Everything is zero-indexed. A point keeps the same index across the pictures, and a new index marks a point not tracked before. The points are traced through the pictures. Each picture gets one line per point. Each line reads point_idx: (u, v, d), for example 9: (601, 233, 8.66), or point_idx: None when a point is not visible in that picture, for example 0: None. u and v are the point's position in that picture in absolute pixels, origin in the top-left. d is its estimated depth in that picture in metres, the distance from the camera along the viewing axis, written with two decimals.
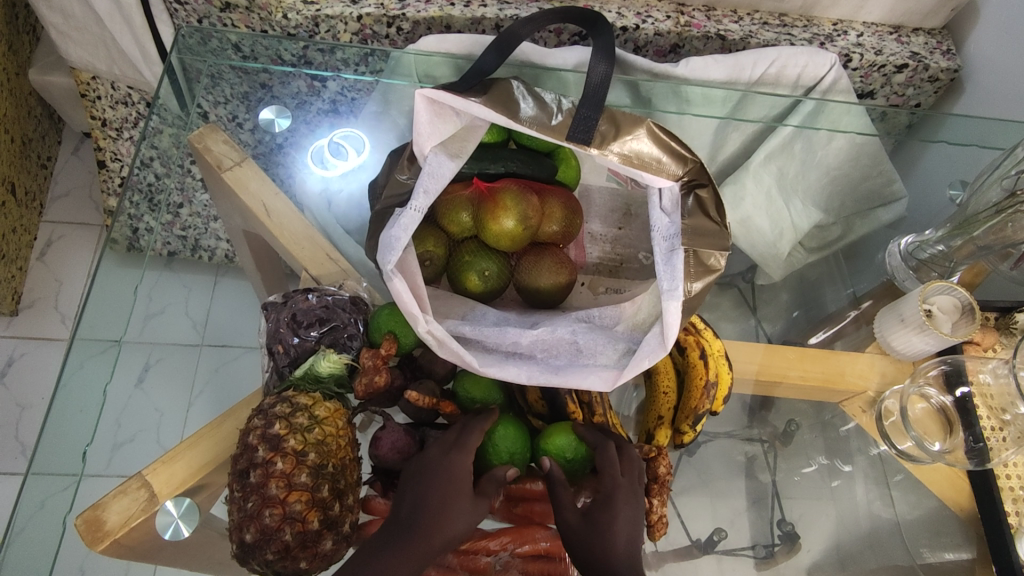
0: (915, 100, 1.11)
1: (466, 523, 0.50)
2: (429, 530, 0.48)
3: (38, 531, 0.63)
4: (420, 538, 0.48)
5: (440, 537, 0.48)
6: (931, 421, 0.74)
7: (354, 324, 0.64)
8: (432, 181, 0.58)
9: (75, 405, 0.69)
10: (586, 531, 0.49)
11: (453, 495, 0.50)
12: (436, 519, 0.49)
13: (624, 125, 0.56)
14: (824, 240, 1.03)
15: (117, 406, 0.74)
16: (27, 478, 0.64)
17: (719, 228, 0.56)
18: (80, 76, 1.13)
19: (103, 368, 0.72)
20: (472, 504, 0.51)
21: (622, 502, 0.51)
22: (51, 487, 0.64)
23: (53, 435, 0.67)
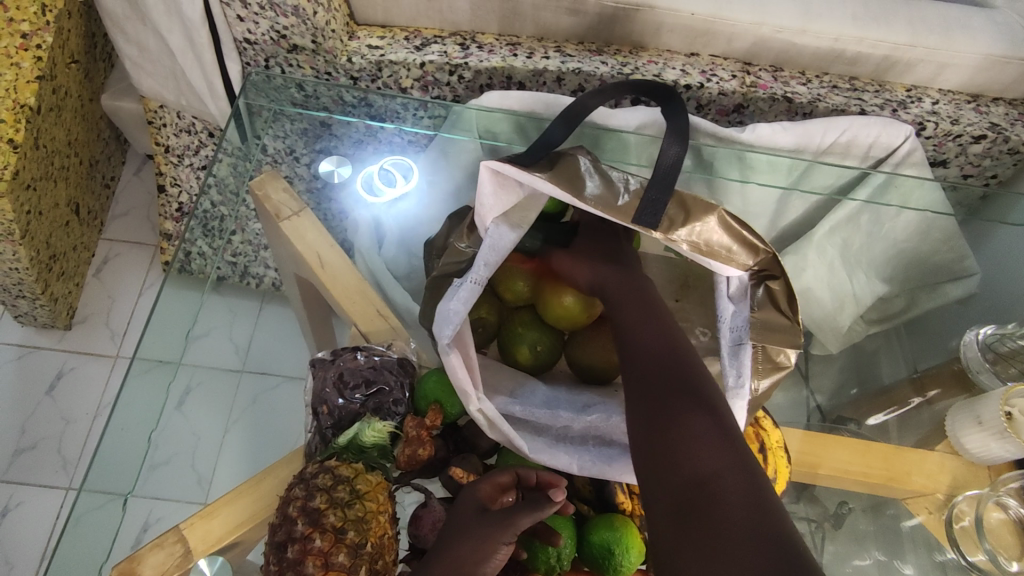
0: (991, 173, 1.05)
1: (475, 547, 0.47)
2: (442, 562, 0.48)
3: (81, 548, 0.66)
4: (437, 569, 0.47)
5: (447, 567, 0.47)
6: (1007, 534, 0.68)
7: (400, 388, 0.63)
8: (493, 254, 0.55)
9: (127, 427, 0.71)
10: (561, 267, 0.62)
11: (462, 525, 0.49)
12: (448, 550, 0.48)
13: (694, 210, 0.53)
14: (885, 311, 0.98)
15: (162, 429, 0.74)
16: (79, 495, 0.66)
17: (790, 323, 0.53)
18: (150, 104, 1.17)
19: (156, 390, 0.74)
20: (492, 523, 0.48)
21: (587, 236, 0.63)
22: (92, 505, 0.67)
23: (105, 457, 0.69)
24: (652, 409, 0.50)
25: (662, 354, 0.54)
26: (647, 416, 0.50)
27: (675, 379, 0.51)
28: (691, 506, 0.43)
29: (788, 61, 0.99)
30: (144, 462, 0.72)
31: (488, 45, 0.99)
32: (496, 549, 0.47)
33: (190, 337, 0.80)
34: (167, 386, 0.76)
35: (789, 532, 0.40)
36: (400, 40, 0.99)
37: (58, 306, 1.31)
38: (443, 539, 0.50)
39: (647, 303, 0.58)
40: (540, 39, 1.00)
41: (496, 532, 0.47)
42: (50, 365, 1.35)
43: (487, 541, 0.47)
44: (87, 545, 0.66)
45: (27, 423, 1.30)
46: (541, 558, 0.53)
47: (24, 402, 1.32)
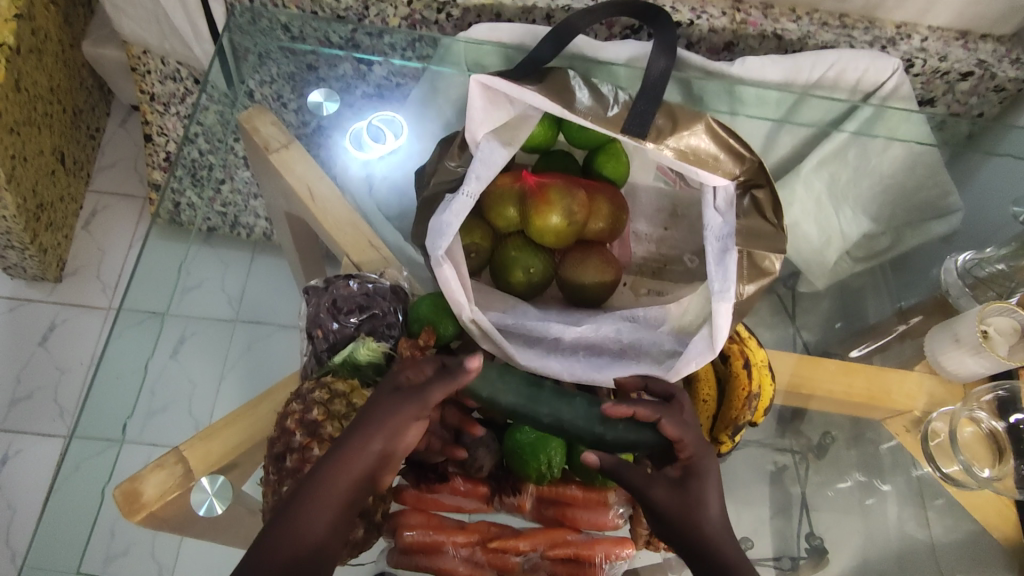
0: (977, 110, 1.06)
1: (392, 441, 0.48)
2: (358, 451, 0.47)
3: (75, 495, 0.65)
4: (351, 454, 0.47)
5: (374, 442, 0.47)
6: (980, 447, 0.72)
7: (394, 313, 0.63)
8: (484, 167, 0.57)
9: (116, 375, 0.70)
10: (681, 504, 0.47)
11: (382, 412, 0.48)
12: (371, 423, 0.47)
13: (682, 119, 0.55)
14: (872, 249, 1.01)
15: (152, 377, 0.75)
16: (71, 440, 0.66)
17: (774, 230, 0.55)
18: (131, 50, 1.14)
19: (145, 339, 0.73)
20: (409, 413, 0.48)
21: (710, 465, 0.49)
22: (87, 450, 0.66)
23: (96, 402, 0.68)
24: None
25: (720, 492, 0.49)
26: None
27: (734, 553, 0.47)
28: None
29: None
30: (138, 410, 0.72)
31: None
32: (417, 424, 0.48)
33: (178, 286, 0.79)
34: (157, 338, 0.75)
35: None
36: None
37: (48, 257, 1.31)
38: (361, 416, 0.48)
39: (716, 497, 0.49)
40: None
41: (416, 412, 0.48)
42: (42, 317, 1.35)
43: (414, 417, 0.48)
44: (83, 489, 0.65)
45: (21, 373, 1.31)
46: (532, 466, 0.55)
47: (18, 353, 1.33)
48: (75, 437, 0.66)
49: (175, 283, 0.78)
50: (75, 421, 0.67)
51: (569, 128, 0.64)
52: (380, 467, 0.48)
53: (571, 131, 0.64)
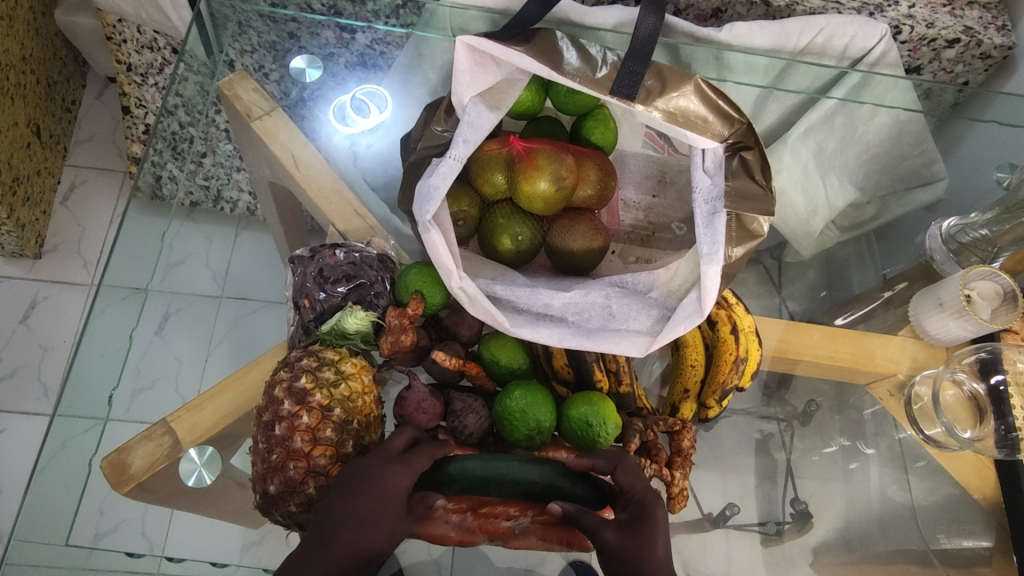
0: (963, 78, 1.06)
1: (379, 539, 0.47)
2: (345, 542, 0.46)
3: (61, 474, 0.64)
4: (340, 546, 0.46)
5: (349, 552, 0.46)
6: (961, 408, 0.73)
7: (381, 282, 0.63)
8: (471, 131, 0.56)
9: (98, 349, 0.69)
10: (634, 546, 0.48)
11: (375, 504, 0.47)
12: (344, 534, 0.46)
13: (670, 80, 0.54)
14: (856, 219, 1.00)
15: (137, 354, 0.73)
16: (53, 419, 0.65)
17: (763, 191, 0.55)
18: (107, 19, 1.11)
19: (127, 314, 0.72)
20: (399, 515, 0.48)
21: (658, 511, 0.50)
22: (72, 429, 0.65)
23: (79, 379, 0.67)
24: None
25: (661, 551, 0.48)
26: None
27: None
28: None
29: None
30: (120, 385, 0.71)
31: None
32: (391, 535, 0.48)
33: (160, 264, 0.77)
34: (139, 314, 0.73)
35: None
36: None
37: (26, 233, 1.28)
38: (348, 507, 0.47)
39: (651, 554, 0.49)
40: None
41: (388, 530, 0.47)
42: (22, 295, 1.33)
43: (389, 531, 0.47)
44: (69, 468, 0.65)
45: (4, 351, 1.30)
46: (521, 430, 0.55)
47: None
48: (58, 415, 0.65)
49: (156, 261, 0.76)
50: (57, 399, 0.66)
51: (556, 92, 0.63)
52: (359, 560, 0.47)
53: (559, 95, 0.63)
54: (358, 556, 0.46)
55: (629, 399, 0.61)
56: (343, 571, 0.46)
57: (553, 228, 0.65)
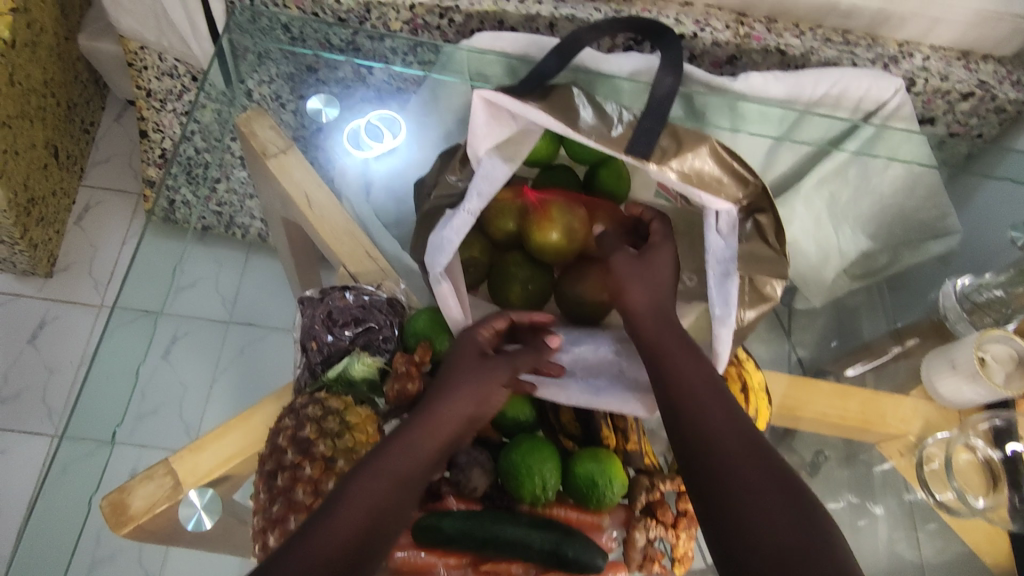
0: (978, 131, 1.06)
1: (468, 383, 0.54)
2: (441, 405, 0.53)
3: (62, 499, 0.63)
4: (438, 409, 0.53)
5: (444, 412, 0.52)
6: (975, 475, 0.73)
7: (389, 326, 0.63)
8: (486, 183, 0.57)
9: (108, 373, 0.68)
10: (641, 267, 0.59)
11: (460, 362, 0.55)
12: (437, 399, 0.53)
13: (686, 140, 0.55)
14: (870, 267, 1.00)
15: (144, 380, 0.73)
16: (60, 442, 0.64)
17: (777, 254, 0.56)
18: (129, 45, 1.13)
19: (139, 338, 0.71)
20: (492, 371, 0.55)
21: (665, 248, 0.61)
22: (77, 452, 0.64)
23: (88, 405, 0.66)
24: (715, 450, 0.49)
25: (726, 420, 0.50)
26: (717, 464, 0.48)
27: (715, 395, 0.52)
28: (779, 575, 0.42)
29: (783, 13, 0.99)
30: (128, 413, 0.70)
31: None
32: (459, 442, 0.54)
33: (173, 286, 0.77)
34: (151, 337, 0.73)
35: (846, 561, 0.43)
36: None
37: (39, 253, 1.29)
38: (441, 380, 0.54)
39: (698, 354, 0.55)
40: None
41: (460, 429, 0.53)
42: (32, 314, 1.34)
43: (471, 380, 0.54)
44: (71, 493, 0.64)
45: (9, 372, 1.30)
46: (527, 488, 0.54)
47: (7, 349, 1.31)
48: (64, 438, 0.64)
49: (170, 285, 0.77)
50: (65, 423, 0.65)
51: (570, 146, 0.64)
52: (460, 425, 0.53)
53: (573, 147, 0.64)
54: (451, 416, 0.53)
55: (637, 456, 0.60)
56: (444, 431, 0.52)
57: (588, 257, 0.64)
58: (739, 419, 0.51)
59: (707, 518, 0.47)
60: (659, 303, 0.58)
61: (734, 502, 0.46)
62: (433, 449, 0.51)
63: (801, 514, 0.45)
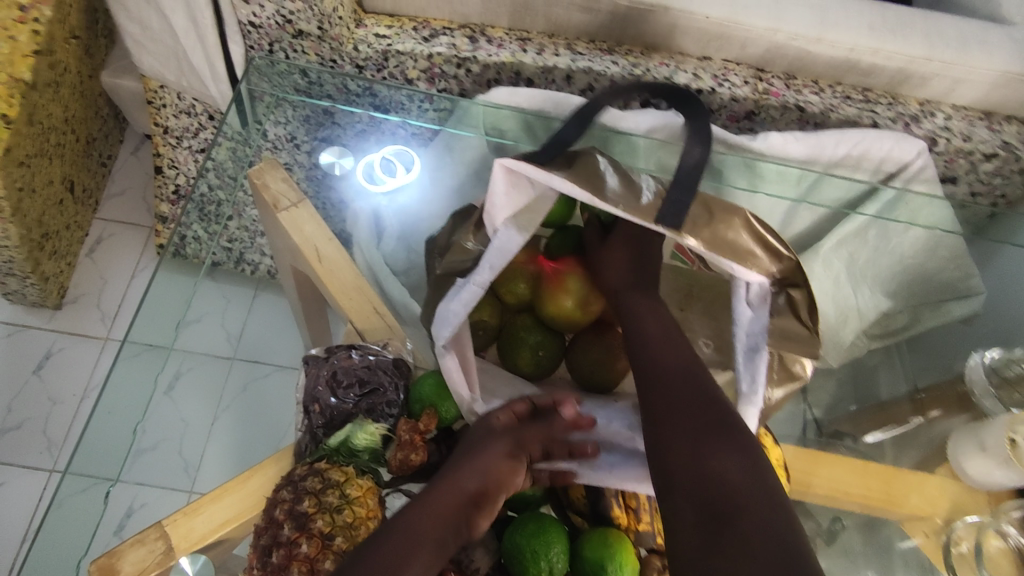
0: (1001, 192, 1.03)
1: (480, 464, 0.53)
2: (450, 483, 0.52)
3: (62, 537, 0.64)
4: (446, 486, 0.52)
5: (454, 489, 0.52)
6: (1007, 564, 0.66)
7: (394, 389, 0.61)
8: (499, 256, 0.55)
9: (111, 410, 0.68)
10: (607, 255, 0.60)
11: (472, 443, 0.55)
12: (448, 477, 0.53)
13: (716, 212, 0.53)
14: (887, 327, 0.99)
15: (150, 417, 0.72)
16: (64, 477, 0.64)
17: (810, 334, 0.54)
18: (149, 84, 1.14)
19: (145, 374, 0.72)
20: (500, 447, 0.55)
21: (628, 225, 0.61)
22: (75, 489, 0.65)
23: (91, 442, 0.67)
24: (687, 433, 0.51)
25: (714, 430, 0.51)
26: (680, 441, 0.51)
27: (683, 376, 0.55)
28: (716, 522, 0.46)
29: (802, 69, 0.98)
30: (131, 449, 0.70)
31: (497, 40, 0.98)
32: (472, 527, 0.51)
33: (179, 324, 0.76)
34: (156, 375, 0.73)
35: (803, 540, 0.45)
36: (408, 30, 0.97)
37: (49, 285, 1.29)
38: (453, 461, 0.54)
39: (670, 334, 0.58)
40: (550, 35, 0.99)
41: (467, 508, 0.51)
42: (39, 345, 1.33)
43: (484, 461, 0.54)
44: (72, 527, 0.65)
45: (13, 402, 1.29)
46: (532, 572, 0.51)
47: (11, 381, 1.30)
48: (68, 473, 0.65)
49: (180, 318, 0.76)
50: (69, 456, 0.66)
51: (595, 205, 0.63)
52: (473, 507, 0.52)
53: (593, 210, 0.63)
54: (462, 496, 0.52)
55: (650, 535, 0.57)
56: (455, 514, 0.51)
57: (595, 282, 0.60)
58: (706, 397, 0.53)
59: (681, 504, 0.48)
60: (621, 283, 0.60)
61: (713, 507, 0.47)
62: (444, 535, 0.50)
63: (765, 489, 0.48)
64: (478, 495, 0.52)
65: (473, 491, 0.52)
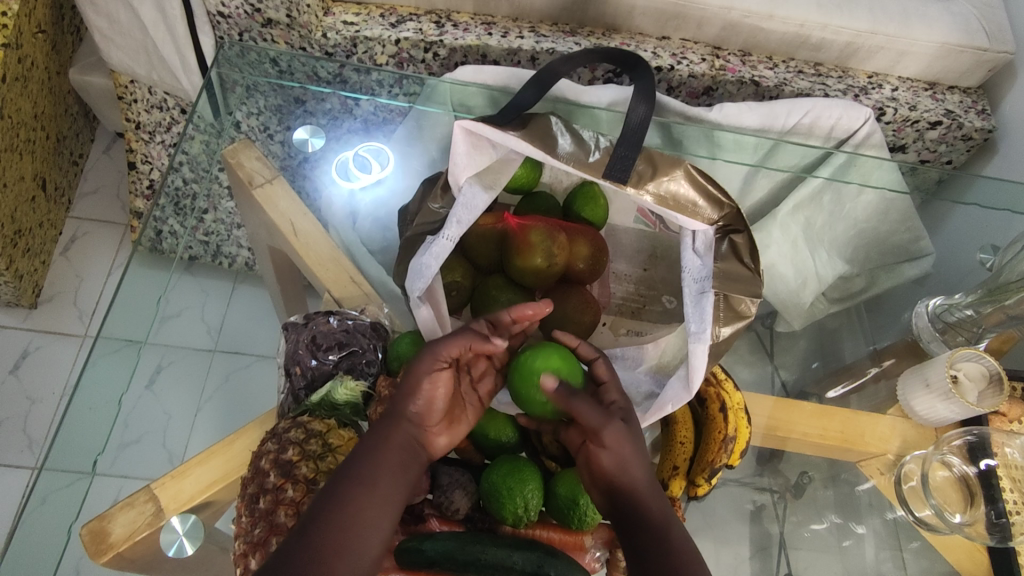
0: (947, 158, 1.10)
1: (418, 399, 0.54)
2: (397, 423, 0.54)
3: (45, 530, 0.63)
4: (393, 425, 0.54)
5: (398, 426, 0.54)
6: (952, 492, 0.72)
7: (373, 350, 0.64)
8: (465, 211, 0.60)
9: (88, 404, 0.68)
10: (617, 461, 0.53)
11: (413, 378, 0.54)
12: (397, 412, 0.54)
13: (661, 165, 0.58)
14: (848, 291, 1.02)
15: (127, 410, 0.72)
16: (41, 473, 0.64)
17: (751, 274, 0.58)
18: (119, 79, 1.15)
19: (122, 367, 0.71)
20: (435, 378, 0.55)
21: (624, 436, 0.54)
22: (55, 483, 0.64)
23: (67, 438, 0.66)
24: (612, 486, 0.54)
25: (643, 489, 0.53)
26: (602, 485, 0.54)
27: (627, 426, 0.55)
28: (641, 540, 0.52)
29: (756, 46, 1.03)
30: (109, 442, 0.70)
31: (463, 24, 1.01)
32: (429, 445, 0.55)
33: (157, 315, 0.76)
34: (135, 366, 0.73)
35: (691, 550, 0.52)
36: (376, 17, 1.00)
37: (24, 283, 1.29)
38: (399, 394, 0.55)
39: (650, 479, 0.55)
40: (514, 19, 1.02)
41: (417, 432, 0.54)
42: (15, 345, 1.33)
43: (420, 394, 0.54)
44: (49, 523, 0.64)
45: None
46: (508, 509, 0.55)
47: None
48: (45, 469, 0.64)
49: (155, 314, 0.76)
50: (45, 454, 0.65)
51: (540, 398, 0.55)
52: (420, 429, 0.54)
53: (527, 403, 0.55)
54: (407, 430, 0.54)
55: None
56: (404, 448, 0.53)
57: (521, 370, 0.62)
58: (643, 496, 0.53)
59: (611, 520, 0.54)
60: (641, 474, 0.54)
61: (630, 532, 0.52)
62: (399, 468, 0.52)
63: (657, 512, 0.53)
64: (423, 418, 0.54)
65: (418, 416, 0.54)
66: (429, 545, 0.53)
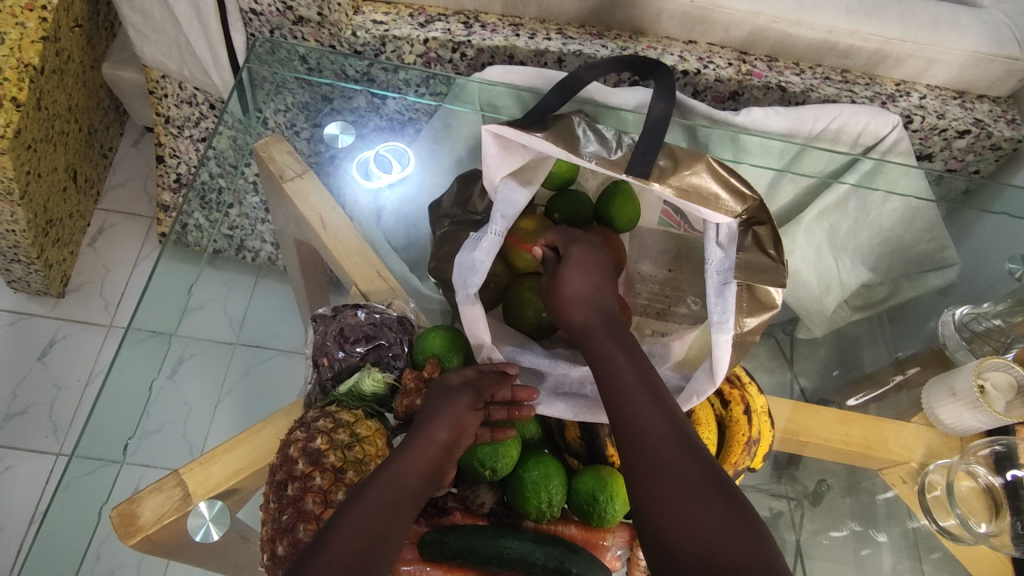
0: (974, 167, 1.09)
1: (448, 426, 0.55)
2: (423, 444, 0.54)
3: (72, 515, 0.64)
4: (420, 443, 0.54)
5: (427, 449, 0.54)
6: (977, 501, 0.71)
7: (399, 343, 0.64)
8: (507, 208, 0.62)
9: (117, 395, 0.69)
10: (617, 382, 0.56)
11: (445, 406, 0.56)
12: (424, 435, 0.54)
13: (682, 160, 0.58)
14: (869, 298, 1.00)
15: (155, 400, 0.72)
16: (71, 460, 0.65)
17: (774, 263, 0.58)
18: (151, 74, 1.17)
19: (151, 358, 0.72)
20: (463, 407, 0.56)
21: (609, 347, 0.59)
22: (82, 469, 0.65)
23: (98, 423, 0.67)
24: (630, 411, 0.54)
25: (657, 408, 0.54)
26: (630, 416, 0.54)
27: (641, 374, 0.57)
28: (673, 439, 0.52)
29: (782, 51, 1.03)
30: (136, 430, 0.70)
31: (491, 25, 1.02)
32: (443, 473, 0.55)
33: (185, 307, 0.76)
34: (161, 358, 0.73)
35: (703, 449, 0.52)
36: (405, 17, 1.01)
37: (53, 272, 1.32)
38: (428, 415, 0.56)
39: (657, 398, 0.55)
40: (542, 20, 1.03)
41: (440, 458, 0.54)
42: (43, 332, 1.36)
43: (450, 423, 0.55)
44: (78, 510, 0.64)
45: (18, 388, 1.31)
46: (532, 504, 0.55)
47: (15, 367, 1.32)
48: (75, 456, 0.65)
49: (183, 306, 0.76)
50: (76, 440, 0.65)
51: (485, 467, 0.56)
52: (445, 456, 0.54)
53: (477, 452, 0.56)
54: (433, 456, 0.54)
55: None
56: (426, 472, 0.53)
57: (555, 302, 0.62)
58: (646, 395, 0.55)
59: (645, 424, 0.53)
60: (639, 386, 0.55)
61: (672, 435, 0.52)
62: (417, 491, 0.52)
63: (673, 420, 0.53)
64: (450, 446, 0.55)
65: (444, 443, 0.54)
66: (453, 537, 0.53)
